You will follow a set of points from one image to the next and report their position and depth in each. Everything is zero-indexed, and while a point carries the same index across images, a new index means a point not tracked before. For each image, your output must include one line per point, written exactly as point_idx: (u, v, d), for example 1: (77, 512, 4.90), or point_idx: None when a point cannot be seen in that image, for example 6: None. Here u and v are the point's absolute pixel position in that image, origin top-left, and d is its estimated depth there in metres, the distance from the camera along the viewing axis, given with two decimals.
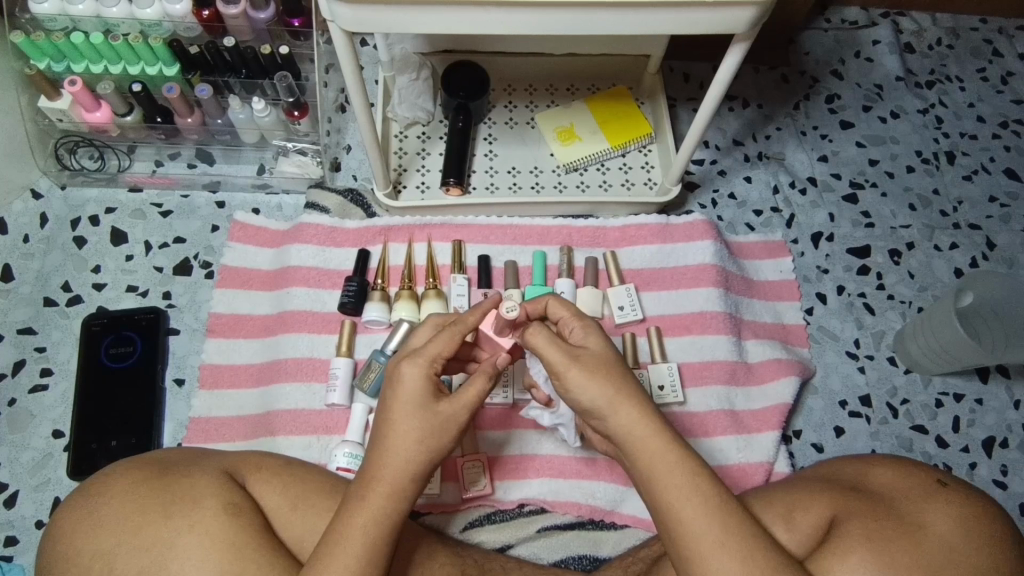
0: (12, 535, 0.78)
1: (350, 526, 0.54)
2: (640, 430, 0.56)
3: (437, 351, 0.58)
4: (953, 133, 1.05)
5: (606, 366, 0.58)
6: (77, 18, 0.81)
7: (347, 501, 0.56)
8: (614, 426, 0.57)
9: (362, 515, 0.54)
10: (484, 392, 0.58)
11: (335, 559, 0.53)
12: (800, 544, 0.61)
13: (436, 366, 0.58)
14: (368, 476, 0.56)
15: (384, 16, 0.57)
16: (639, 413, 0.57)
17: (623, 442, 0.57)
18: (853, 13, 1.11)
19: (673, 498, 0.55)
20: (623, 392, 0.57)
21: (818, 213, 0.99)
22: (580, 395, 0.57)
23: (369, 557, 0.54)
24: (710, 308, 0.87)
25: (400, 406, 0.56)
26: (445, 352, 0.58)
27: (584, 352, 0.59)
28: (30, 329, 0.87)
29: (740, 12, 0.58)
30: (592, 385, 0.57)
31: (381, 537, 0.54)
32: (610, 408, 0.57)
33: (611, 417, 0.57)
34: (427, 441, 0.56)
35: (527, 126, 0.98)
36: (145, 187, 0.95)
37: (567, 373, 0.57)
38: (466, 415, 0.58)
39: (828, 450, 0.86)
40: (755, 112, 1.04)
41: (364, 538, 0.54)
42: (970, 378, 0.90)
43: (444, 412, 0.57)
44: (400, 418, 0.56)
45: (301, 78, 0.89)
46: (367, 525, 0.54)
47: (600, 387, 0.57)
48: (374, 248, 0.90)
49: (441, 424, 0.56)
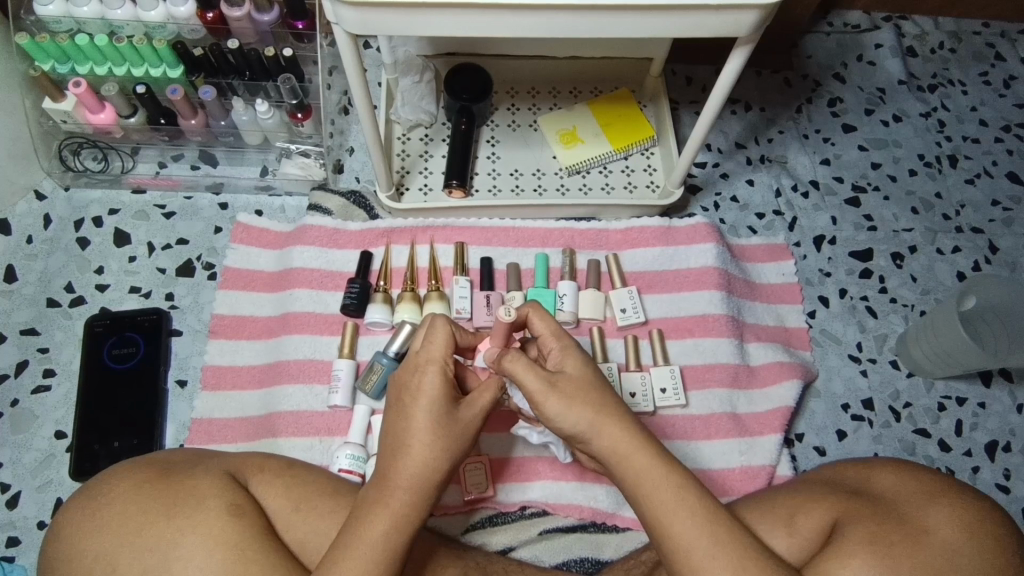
0: (14, 536, 0.78)
1: (366, 533, 0.54)
2: (625, 446, 0.57)
3: (444, 351, 0.58)
4: (955, 137, 1.05)
5: (585, 389, 0.57)
6: (81, 20, 0.81)
7: (358, 508, 0.56)
8: (599, 447, 0.57)
9: (381, 521, 0.54)
10: (495, 398, 0.60)
11: (349, 564, 0.53)
12: (798, 551, 0.61)
13: (449, 368, 0.58)
14: (385, 485, 0.56)
15: (387, 19, 0.58)
16: (622, 427, 0.57)
17: (609, 458, 0.57)
18: (855, 17, 1.12)
19: (661, 511, 0.55)
20: (602, 412, 0.57)
21: (821, 215, 0.99)
22: (561, 422, 0.57)
23: (385, 564, 0.53)
24: (712, 311, 0.87)
25: (422, 411, 0.57)
26: (451, 352, 0.59)
27: (561, 378, 0.58)
28: (33, 329, 0.87)
29: (742, 16, 0.58)
30: (571, 410, 0.57)
31: (398, 542, 0.54)
32: (593, 431, 0.57)
33: (594, 440, 0.57)
34: (450, 444, 0.56)
35: (529, 129, 0.98)
36: (148, 189, 0.95)
37: (545, 402, 0.57)
38: (480, 419, 0.59)
39: (831, 454, 0.86)
40: (757, 115, 1.04)
41: (380, 544, 0.54)
42: (973, 382, 0.90)
43: (462, 415, 0.58)
44: (418, 422, 0.56)
45: (304, 81, 0.90)
46: (388, 532, 0.54)
47: (580, 413, 0.57)
48: (377, 250, 0.90)
49: (458, 424, 0.57)
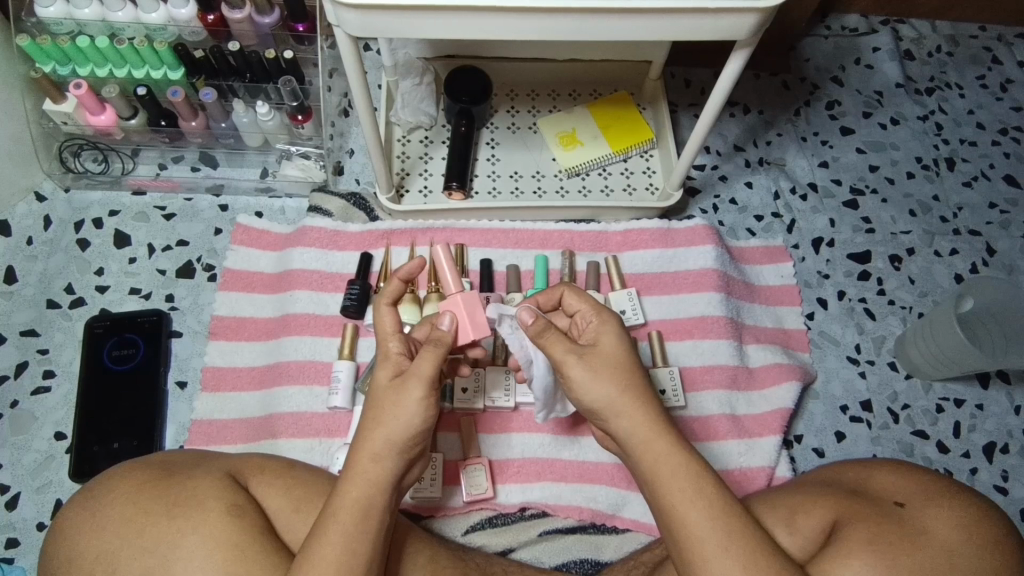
0: (13, 538, 0.78)
1: (340, 524, 0.55)
2: (646, 431, 0.58)
3: (391, 326, 0.61)
4: (953, 140, 1.05)
5: (613, 366, 0.59)
6: (83, 22, 0.81)
7: (336, 497, 0.56)
8: (618, 429, 0.59)
9: (352, 510, 0.55)
10: (438, 363, 0.58)
11: (325, 552, 0.54)
12: (800, 548, 0.61)
13: (393, 346, 0.61)
14: (355, 471, 0.57)
15: (387, 23, 0.58)
16: (643, 412, 0.58)
17: (628, 442, 0.59)
18: (853, 21, 1.12)
19: (678, 501, 0.56)
20: (627, 393, 0.58)
21: (819, 218, 1.00)
22: (586, 396, 0.59)
23: (357, 552, 0.54)
24: (711, 312, 0.88)
25: (381, 399, 0.58)
26: (395, 326, 0.61)
27: (593, 351, 0.60)
28: (33, 331, 0.87)
29: (742, 20, 0.58)
30: (595, 387, 0.58)
31: (368, 532, 0.55)
32: (613, 412, 0.59)
33: (614, 418, 0.59)
34: (412, 429, 0.58)
35: (529, 131, 0.98)
36: (148, 191, 0.96)
37: (572, 373, 0.59)
38: (426, 386, 0.58)
39: (829, 456, 0.86)
40: (756, 118, 1.05)
41: (352, 531, 0.54)
42: (971, 384, 0.91)
43: (406, 386, 0.58)
44: (382, 406, 0.58)
45: (305, 83, 0.90)
46: (358, 519, 0.55)
47: (604, 390, 0.58)
48: (376, 251, 0.90)
49: (407, 399, 0.58)
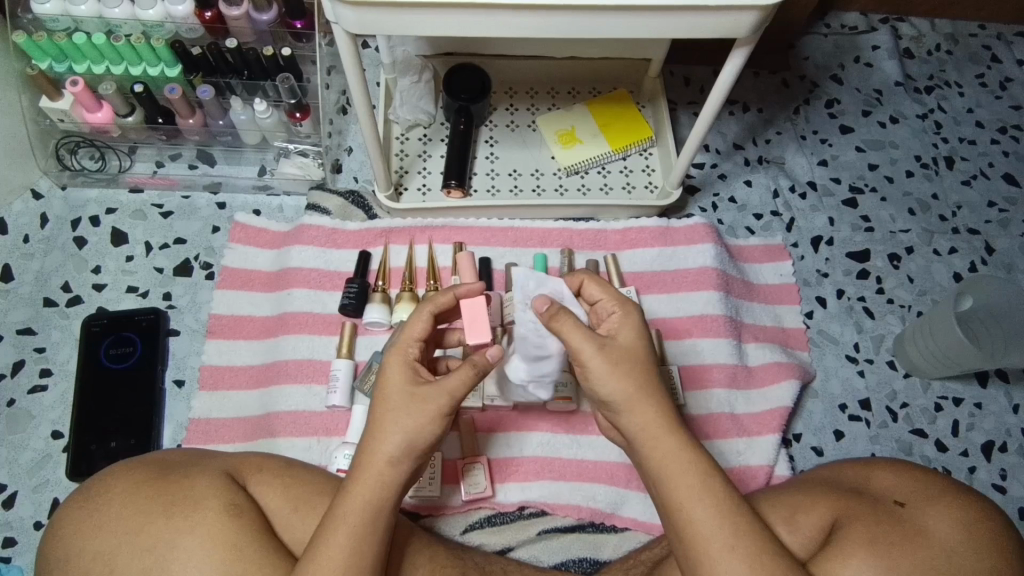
0: (10, 536, 0.78)
1: (344, 523, 0.55)
2: (654, 429, 0.57)
3: (417, 332, 0.60)
4: (952, 138, 1.05)
5: (631, 360, 0.58)
6: (79, 19, 0.80)
7: (338, 496, 0.56)
8: (631, 424, 0.58)
9: (353, 510, 0.55)
10: (468, 384, 0.57)
11: (326, 552, 0.54)
12: (802, 548, 0.61)
13: (410, 351, 0.60)
14: (358, 471, 0.56)
15: (386, 19, 0.58)
16: (654, 407, 0.58)
17: (636, 436, 0.58)
18: (853, 18, 1.12)
19: (684, 499, 0.56)
20: (641, 388, 0.58)
21: (818, 216, 1.00)
22: (600, 387, 0.58)
23: (360, 550, 0.54)
24: (710, 311, 0.87)
25: (391, 400, 0.57)
26: (421, 334, 0.60)
27: (613, 344, 0.58)
28: (29, 329, 0.87)
29: (742, 18, 0.58)
30: (613, 379, 0.57)
31: (370, 529, 0.55)
32: (627, 406, 0.58)
33: (626, 411, 0.58)
34: (425, 437, 0.56)
35: (527, 130, 0.98)
36: (145, 188, 0.95)
37: (590, 362, 0.57)
38: (446, 399, 0.57)
39: (828, 454, 0.86)
40: (755, 116, 1.05)
41: (355, 530, 0.54)
42: (970, 383, 0.90)
43: (423, 395, 0.57)
44: (385, 407, 0.57)
45: (302, 80, 0.89)
46: (359, 520, 0.55)
47: (620, 383, 0.57)
48: (375, 249, 0.90)
49: (422, 409, 0.56)
